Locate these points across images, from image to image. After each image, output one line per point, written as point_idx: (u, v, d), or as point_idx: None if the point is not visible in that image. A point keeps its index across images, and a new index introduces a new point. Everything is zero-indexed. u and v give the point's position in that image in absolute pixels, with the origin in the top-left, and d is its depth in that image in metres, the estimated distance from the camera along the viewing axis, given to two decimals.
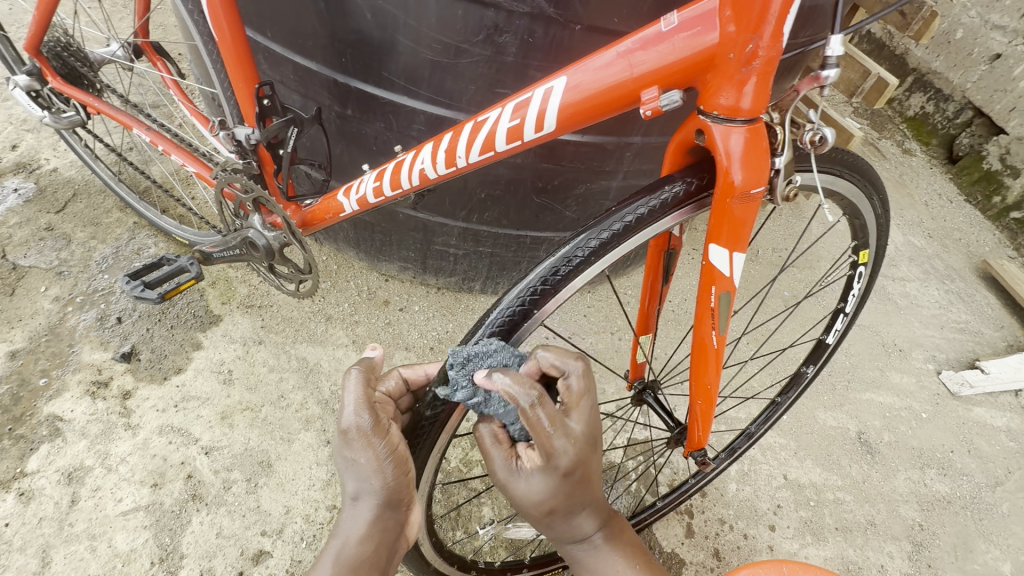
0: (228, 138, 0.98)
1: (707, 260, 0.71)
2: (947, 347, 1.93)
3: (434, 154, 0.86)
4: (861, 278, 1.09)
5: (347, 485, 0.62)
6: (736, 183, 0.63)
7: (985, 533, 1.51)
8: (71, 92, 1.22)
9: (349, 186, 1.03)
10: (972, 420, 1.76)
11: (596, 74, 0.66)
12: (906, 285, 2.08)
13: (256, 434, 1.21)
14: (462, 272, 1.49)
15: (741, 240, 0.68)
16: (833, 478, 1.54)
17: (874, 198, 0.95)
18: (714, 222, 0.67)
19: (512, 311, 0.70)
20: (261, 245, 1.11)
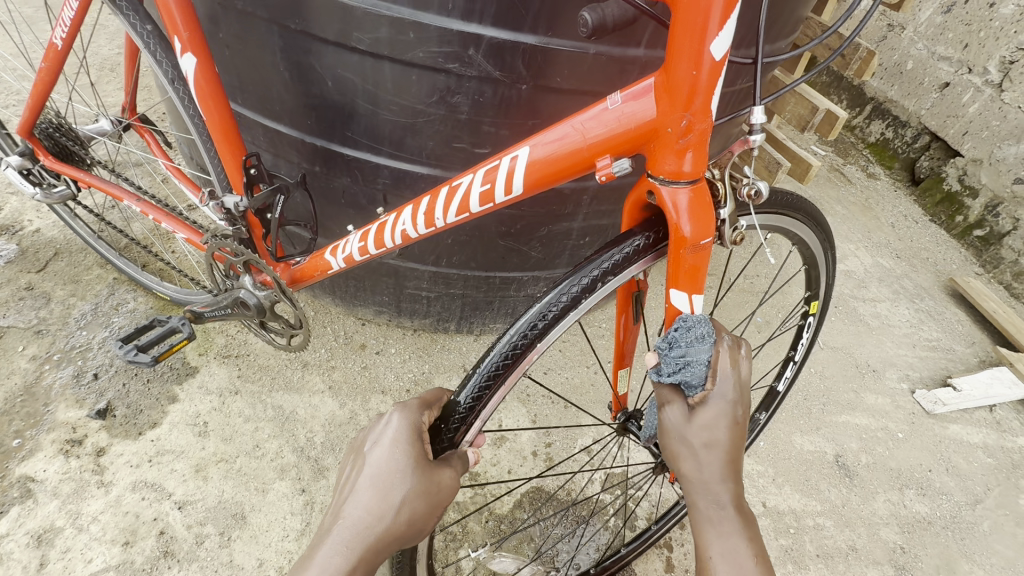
0: (217, 207, 1.03)
1: (672, 304, 0.74)
2: (920, 366, 1.97)
3: (414, 216, 0.90)
4: (810, 328, 1.15)
5: (395, 460, 0.68)
6: (687, 236, 0.67)
7: (967, 553, 1.51)
8: (63, 169, 1.28)
9: (336, 245, 1.07)
10: (948, 438, 1.78)
11: (554, 144, 0.72)
12: (876, 305, 2.14)
13: (231, 485, 1.22)
14: (436, 314, 1.52)
15: (699, 284, 0.72)
16: (812, 503, 1.55)
17: (820, 257, 1.03)
18: (672, 270, 0.71)
19: (500, 359, 0.73)
20: (252, 304, 1.14)
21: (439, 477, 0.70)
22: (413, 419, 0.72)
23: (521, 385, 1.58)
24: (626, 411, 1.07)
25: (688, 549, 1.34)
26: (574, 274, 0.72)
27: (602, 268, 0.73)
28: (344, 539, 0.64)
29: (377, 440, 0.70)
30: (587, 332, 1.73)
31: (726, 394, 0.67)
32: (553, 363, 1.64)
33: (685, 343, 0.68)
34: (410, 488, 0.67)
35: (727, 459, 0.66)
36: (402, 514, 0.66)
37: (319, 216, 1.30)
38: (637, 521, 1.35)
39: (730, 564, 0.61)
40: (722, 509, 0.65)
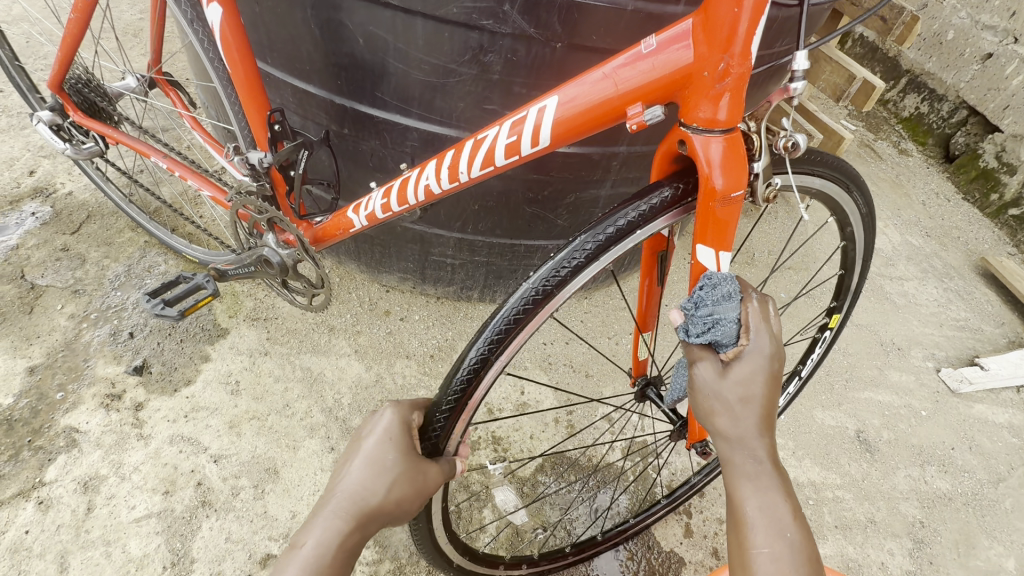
0: (242, 163, 1.01)
1: (699, 261, 0.74)
2: (947, 345, 1.94)
3: (438, 170, 0.89)
4: (824, 341, 1.21)
5: (387, 451, 0.69)
6: (718, 188, 0.66)
7: (988, 529, 1.51)
8: (92, 125, 1.27)
9: (359, 203, 1.06)
10: (973, 417, 1.76)
11: (584, 94, 0.70)
12: (904, 284, 2.10)
13: (263, 441, 1.26)
14: (459, 282, 1.53)
15: (726, 240, 0.71)
16: (832, 476, 1.56)
17: (857, 264, 1.06)
18: (700, 223, 0.70)
19: (512, 315, 0.73)
20: (275, 262, 1.13)
21: (426, 470, 0.72)
22: (403, 415, 0.74)
23: (542, 354, 1.59)
24: (645, 376, 1.06)
25: (707, 517, 1.35)
26: (600, 223, 0.72)
27: (630, 218, 0.72)
28: (332, 521, 0.65)
29: (372, 426, 0.72)
30: (610, 305, 1.72)
31: (763, 349, 0.67)
32: (574, 333, 1.65)
33: (712, 304, 0.67)
34: (400, 476, 0.68)
35: (762, 414, 0.67)
36: (393, 496, 0.68)
37: (343, 175, 1.29)
38: (658, 488, 1.36)
39: (767, 518, 0.62)
40: (760, 464, 0.65)
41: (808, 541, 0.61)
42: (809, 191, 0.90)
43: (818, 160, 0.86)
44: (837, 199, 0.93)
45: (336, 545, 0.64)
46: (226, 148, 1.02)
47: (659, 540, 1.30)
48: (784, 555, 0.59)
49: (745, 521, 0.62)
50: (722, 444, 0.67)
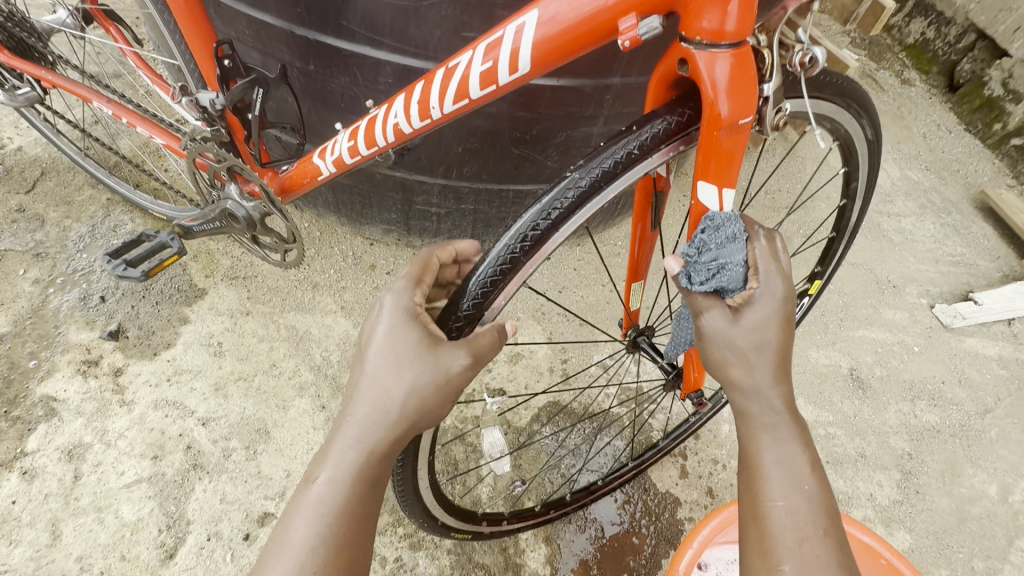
0: (192, 105, 0.91)
1: (699, 200, 0.68)
2: (941, 281, 1.92)
3: (407, 105, 0.80)
4: (802, 307, 1.19)
5: (392, 356, 0.60)
6: (723, 115, 0.59)
7: (972, 458, 1.55)
8: (22, 67, 1.18)
9: (325, 147, 0.97)
10: (963, 351, 1.77)
11: (569, 7, 0.60)
12: (901, 221, 2.05)
13: (251, 403, 1.23)
14: (447, 232, 1.46)
15: (730, 175, 0.65)
16: (825, 414, 1.57)
17: (849, 229, 1.04)
18: (701, 157, 0.63)
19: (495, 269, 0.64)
20: (240, 216, 1.05)
21: (448, 360, 0.61)
22: (403, 304, 0.61)
23: (535, 304, 1.55)
24: (637, 327, 1.02)
25: (702, 458, 1.37)
26: (587, 164, 0.63)
27: (615, 161, 0.64)
28: (351, 449, 0.60)
29: (373, 332, 0.62)
30: (603, 252, 1.67)
31: (776, 291, 0.62)
32: (568, 282, 1.60)
33: (717, 246, 0.62)
34: (415, 377, 0.60)
35: (777, 360, 0.63)
36: (411, 404, 0.60)
37: (308, 116, 1.19)
38: (654, 432, 1.37)
39: (783, 470, 0.59)
40: (775, 414, 0.62)
41: (826, 490, 0.59)
42: (835, 129, 0.85)
43: (831, 82, 0.78)
44: (857, 148, 0.89)
45: (360, 472, 0.59)
46: (170, 89, 0.91)
47: (655, 481, 1.32)
48: (803, 507, 0.57)
49: (761, 474, 0.60)
50: (736, 396, 0.64)
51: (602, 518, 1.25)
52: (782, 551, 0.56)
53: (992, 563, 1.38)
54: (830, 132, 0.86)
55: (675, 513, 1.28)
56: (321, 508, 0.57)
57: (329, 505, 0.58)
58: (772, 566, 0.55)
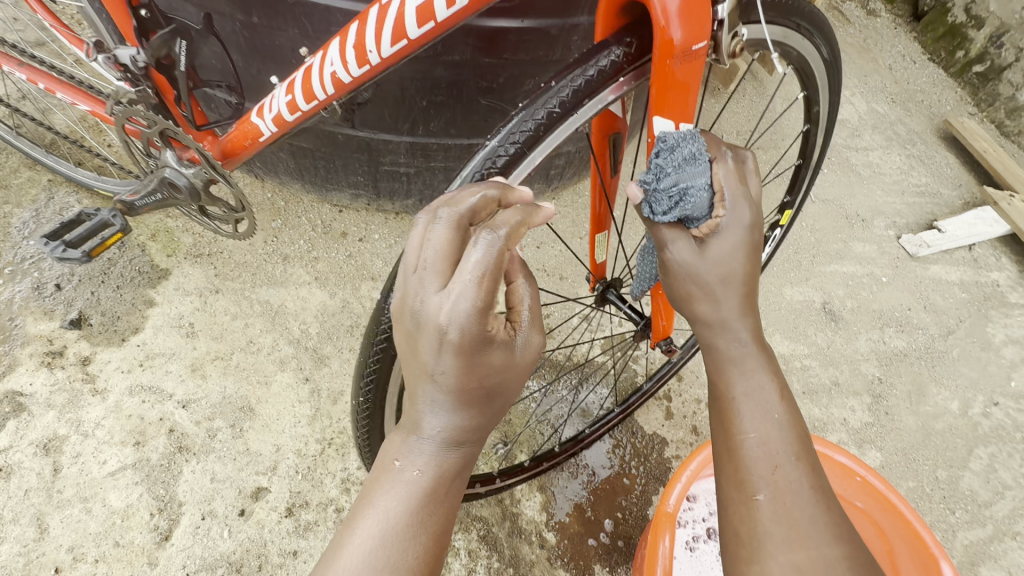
0: (110, 63, 0.84)
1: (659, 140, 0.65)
2: (907, 212, 1.96)
3: (343, 51, 0.68)
4: (774, 240, 1.16)
5: (478, 377, 0.53)
6: (675, 41, 0.55)
7: (937, 378, 1.63)
8: None
9: (262, 104, 0.85)
10: (928, 278, 1.83)
11: None
12: (869, 154, 2.07)
13: (231, 381, 1.20)
14: (418, 193, 1.41)
15: (686, 107, 0.62)
16: (800, 347, 1.63)
17: (815, 155, 0.98)
18: (657, 90, 0.60)
19: None
20: (182, 185, 0.96)
21: (527, 352, 0.57)
22: (478, 328, 0.51)
23: None
24: (604, 279, 0.95)
25: (685, 399, 1.41)
26: (502, 133, 0.58)
27: (534, 124, 0.58)
28: (437, 445, 0.55)
29: (446, 361, 0.52)
30: (579, 204, 1.65)
31: (741, 219, 0.61)
32: (545, 237, 1.58)
33: (679, 169, 0.60)
34: (506, 386, 0.56)
35: (743, 291, 0.63)
36: (502, 404, 0.57)
37: (240, 70, 1.09)
38: (638, 375, 1.40)
39: (754, 403, 0.60)
40: (743, 346, 0.63)
41: (796, 416, 0.61)
42: (787, 54, 0.77)
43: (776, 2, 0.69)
44: (813, 71, 0.82)
45: (446, 466, 0.56)
46: (86, 47, 0.85)
47: (641, 424, 1.36)
48: (774, 437, 0.59)
49: (733, 407, 0.61)
50: (704, 330, 0.65)
51: (594, 463, 1.29)
52: (756, 480, 0.57)
53: (955, 472, 1.48)
54: (782, 58, 0.79)
55: (662, 453, 1.33)
56: (409, 496, 0.53)
57: (418, 491, 0.54)
58: (747, 495, 0.57)
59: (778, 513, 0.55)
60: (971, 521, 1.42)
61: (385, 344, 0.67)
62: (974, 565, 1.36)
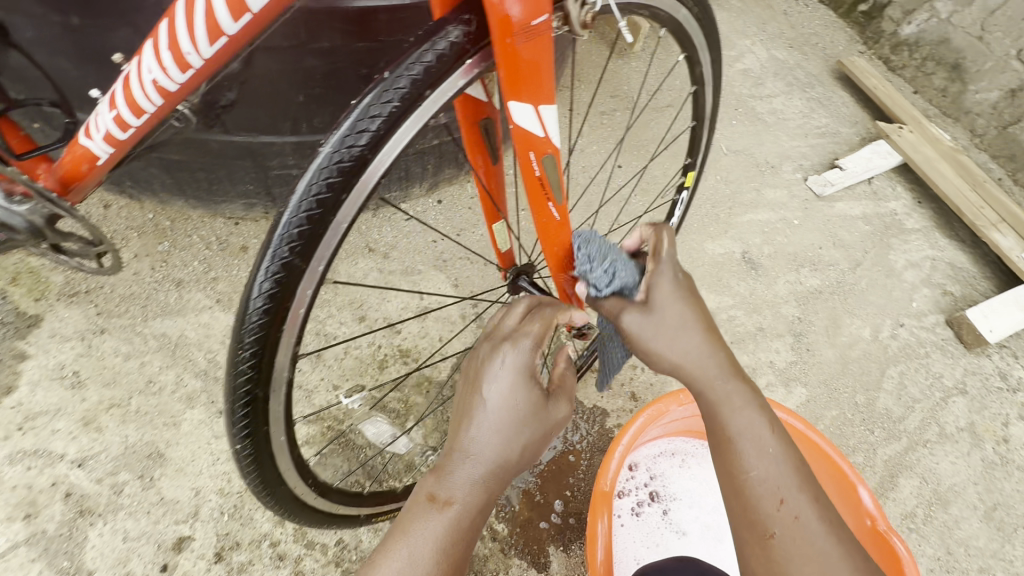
0: None
1: (518, 125, 0.57)
2: (812, 154, 2.04)
3: (158, 54, 0.59)
4: (683, 202, 1.15)
5: (508, 410, 0.66)
6: (511, 18, 0.48)
7: (850, 309, 1.74)
8: None
9: (89, 123, 0.73)
10: (834, 216, 1.92)
11: None
12: (773, 102, 2.13)
13: (133, 429, 1.09)
14: None
15: (545, 91, 0.55)
16: (725, 299, 1.68)
17: (708, 113, 0.96)
18: (505, 75, 0.53)
19: (291, 233, 0.53)
20: (18, 225, 0.82)
21: (556, 413, 0.70)
22: (523, 365, 0.67)
23: (434, 253, 1.47)
24: (515, 265, 0.91)
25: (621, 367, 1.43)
26: (335, 137, 0.52)
27: (373, 123, 0.52)
28: (470, 472, 0.65)
29: (490, 389, 0.66)
30: None
31: (666, 276, 0.70)
32: (464, 223, 1.52)
33: (601, 256, 0.73)
34: (534, 434, 0.68)
35: (709, 337, 0.68)
36: (524, 449, 0.68)
37: (51, 74, 0.95)
38: (574, 350, 1.39)
39: (749, 440, 0.65)
40: (729, 385, 0.67)
41: (787, 444, 0.66)
42: (654, 16, 0.75)
43: None
44: (687, 30, 0.79)
45: (472, 500, 0.65)
46: None
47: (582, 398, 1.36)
48: (773, 470, 0.63)
49: (732, 447, 0.65)
50: (688, 377, 0.68)
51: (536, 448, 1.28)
52: (767, 520, 0.62)
53: (871, 394, 1.59)
54: (651, 20, 0.76)
55: (604, 425, 1.34)
56: (445, 533, 0.63)
57: (454, 529, 0.63)
58: (761, 536, 0.62)
59: (792, 551, 0.61)
60: (888, 437, 1.54)
61: (251, 387, 0.60)
62: (894, 477, 1.48)
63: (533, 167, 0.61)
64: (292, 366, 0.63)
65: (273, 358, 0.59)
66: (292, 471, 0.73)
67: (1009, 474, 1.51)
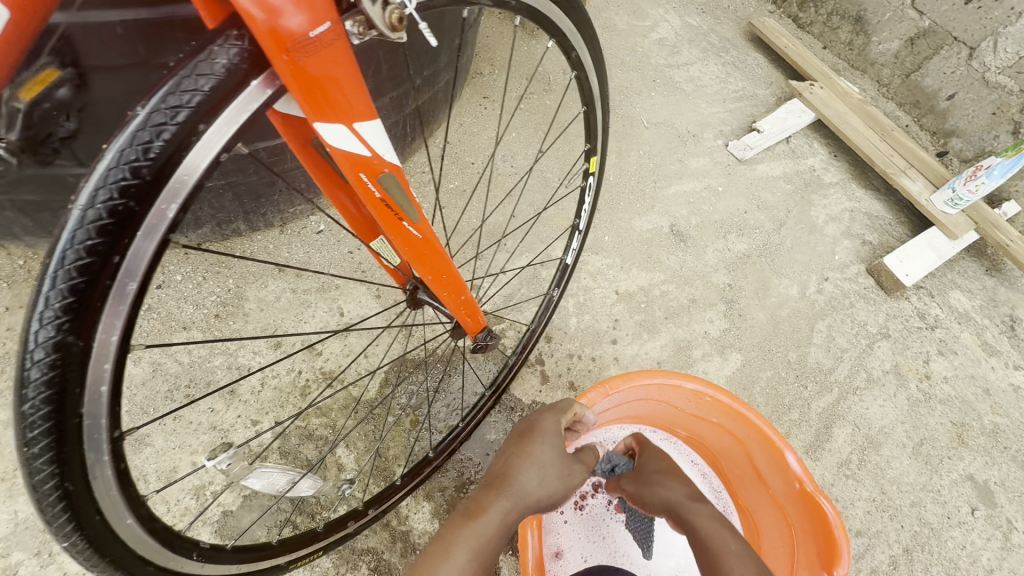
0: None
1: (336, 146, 0.50)
2: (730, 119, 2.04)
3: None
4: (591, 188, 1.12)
5: (542, 456, 0.88)
6: (282, 33, 0.41)
7: (777, 269, 1.76)
8: None
9: None
10: (756, 178, 1.92)
11: None
12: (689, 69, 2.12)
13: (24, 502, 0.99)
14: (210, 218, 1.22)
15: (356, 108, 0.49)
16: (657, 275, 1.68)
17: (597, 96, 0.93)
18: (302, 96, 0.46)
19: (53, 312, 0.43)
20: None
21: (571, 473, 0.92)
22: (555, 421, 0.92)
23: (353, 264, 1.39)
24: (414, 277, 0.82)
25: (558, 358, 1.48)
26: (83, 193, 0.42)
27: (135, 172, 0.42)
28: (506, 493, 0.84)
29: (533, 431, 0.90)
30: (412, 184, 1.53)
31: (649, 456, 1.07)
32: None
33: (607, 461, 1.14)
34: (556, 480, 0.89)
35: (679, 478, 1.01)
36: (545, 492, 0.88)
37: None
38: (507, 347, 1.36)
39: (713, 532, 0.89)
40: (695, 500, 0.96)
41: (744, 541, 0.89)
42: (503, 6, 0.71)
43: None
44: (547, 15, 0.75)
45: (500, 516, 0.82)
46: None
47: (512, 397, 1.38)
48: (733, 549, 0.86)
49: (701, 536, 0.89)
50: (670, 501, 0.97)
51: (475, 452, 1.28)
52: None
53: (802, 350, 1.64)
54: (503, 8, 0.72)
55: None
56: (477, 538, 0.79)
57: (485, 539, 0.79)
58: None
59: None
60: (821, 390, 1.59)
61: (59, 482, 0.49)
62: (828, 428, 1.54)
63: (372, 189, 0.54)
64: (112, 445, 0.53)
65: (80, 447, 0.50)
66: (159, 558, 0.63)
67: (934, 409, 1.58)
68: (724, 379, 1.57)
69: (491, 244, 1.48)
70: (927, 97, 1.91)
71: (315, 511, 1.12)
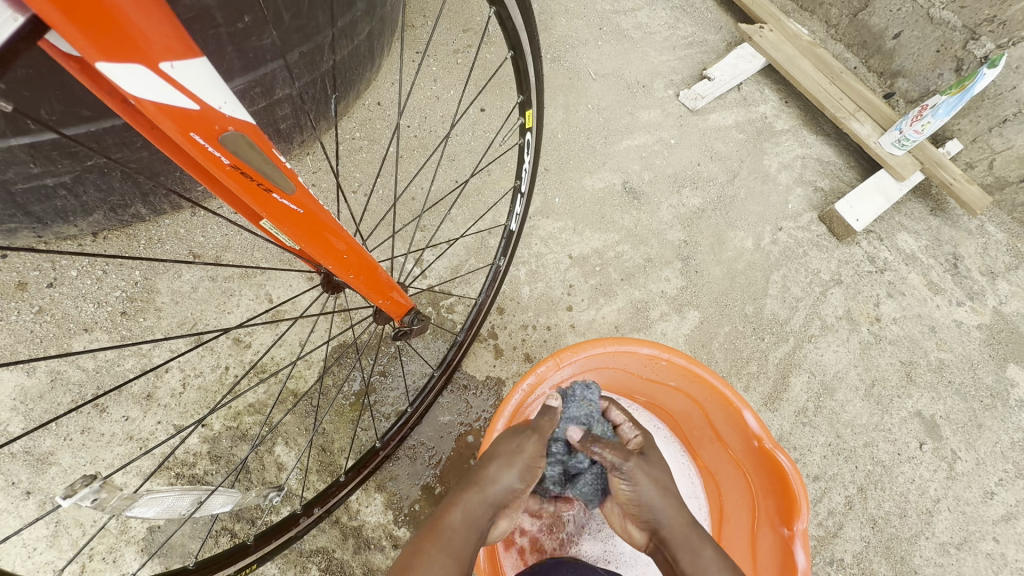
0: None
1: (148, 100, 0.41)
2: (681, 67, 1.94)
3: None
4: (530, 147, 1.03)
5: (503, 447, 0.82)
6: None
7: (732, 222, 1.72)
8: None
9: None
10: (709, 128, 1.85)
11: None
12: (637, 15, 2.00)
13: None
14: (100, 203, 1.06)
15: (159, 47, 0.39)
16: (611, 236, 1.62)
17: (524, 39, 0.83)
18: (79, 32, 0.36)
19: None
20: None
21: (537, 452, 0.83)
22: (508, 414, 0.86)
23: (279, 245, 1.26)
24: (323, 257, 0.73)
25: (511, 330, 1.41)
26: None
27: None
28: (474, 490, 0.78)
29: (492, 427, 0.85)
30: (341, 154, 1.40)
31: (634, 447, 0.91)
32: None
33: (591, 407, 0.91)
34: (529, 467, 0.80)
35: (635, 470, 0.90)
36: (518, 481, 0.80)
37: None
38: (455, 323, 1.27)
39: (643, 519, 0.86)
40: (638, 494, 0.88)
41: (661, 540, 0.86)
42: None
43: None
44: None
45: (466, 515, 0.76)
46: None
47: (464, 375, 1.31)
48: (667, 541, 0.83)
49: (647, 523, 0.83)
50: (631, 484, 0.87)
51: (424, 436, 1.23)
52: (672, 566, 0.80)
53: (759, 302, 1.62)
54: None
55: (499, 393, 1.33)
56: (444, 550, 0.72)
57: (453, 542, 0.73)
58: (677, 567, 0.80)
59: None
60: (777, 340, 1.59)
61: None
62: (785, 377, 1.55)
63: (216, 154, 0.47)
64: None
65: None
66: None
67: (884, 350, 1.61)
68: (682, 338, 1.55)
69: (430, 216, 1.37)
70: (875, 37, 1.85)
71: (253, 516, 1.04)
